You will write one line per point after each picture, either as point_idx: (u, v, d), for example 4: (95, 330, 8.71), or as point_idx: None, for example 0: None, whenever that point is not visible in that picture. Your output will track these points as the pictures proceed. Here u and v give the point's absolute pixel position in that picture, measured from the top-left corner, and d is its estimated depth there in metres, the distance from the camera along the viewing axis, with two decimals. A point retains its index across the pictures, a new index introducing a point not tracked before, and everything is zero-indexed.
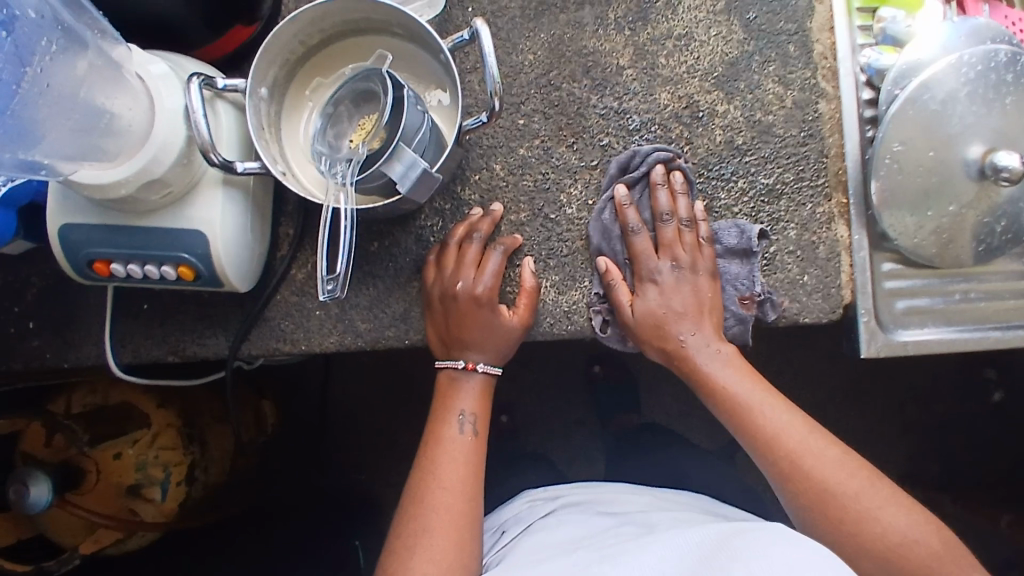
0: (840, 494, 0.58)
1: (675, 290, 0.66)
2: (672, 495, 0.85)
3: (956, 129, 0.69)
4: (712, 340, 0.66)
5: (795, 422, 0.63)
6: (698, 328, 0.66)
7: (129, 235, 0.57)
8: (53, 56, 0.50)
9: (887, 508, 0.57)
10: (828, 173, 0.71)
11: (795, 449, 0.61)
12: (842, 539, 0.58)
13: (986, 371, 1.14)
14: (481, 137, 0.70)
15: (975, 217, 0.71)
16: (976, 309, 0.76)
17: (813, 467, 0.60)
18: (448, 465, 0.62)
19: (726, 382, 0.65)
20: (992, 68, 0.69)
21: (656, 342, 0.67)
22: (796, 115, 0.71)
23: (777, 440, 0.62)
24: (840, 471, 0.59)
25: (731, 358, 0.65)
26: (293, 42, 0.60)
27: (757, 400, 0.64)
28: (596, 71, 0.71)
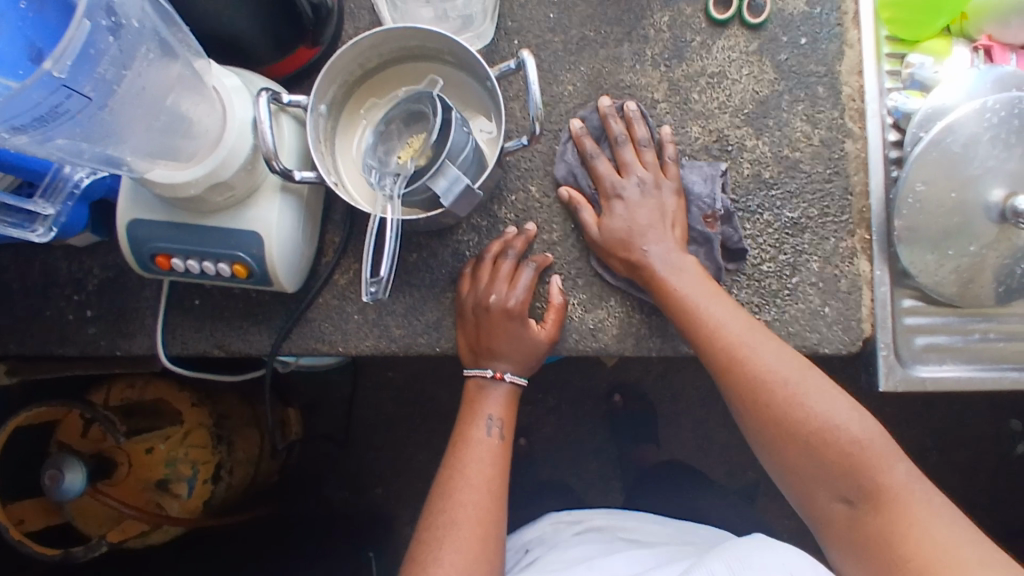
0: (774, 385, 0.62)
1: (637, 206, 0.70)
2: (693, 526, 0.86)
3: (978, 171, 0.71)
4: (666, 244, 0.68)
5: (734, 315, 0.65)
6: (662, 239, 0.68)
7: (190, 233, 0.62)
8: (149, 60, 0.52)
9: (821, 397, 0.61)
10: (852, 210, 0.73)
11: (732, 346, 0.64)
12: (776, 425, 0.61)
13: (1010, 423, 1.14)
14: (520, 160, 0.74)
15: (996, 258, 0.73)
16: (995, 349, 0.77)
17: (751, 358, 0.63)
18: (476, 465, 0.65)
19: (672, 280, 0.67)
20: (1016, 114, 0.72)
21: (617, 256, 0.69)
22: (823, 154, 0.74)
23: (716, 333, 0.64)
24: (780, 364, 0.63)
25: (688, 264, 0.68)
26: (353, 65, 0.65)
27: (700, 296, 0.66)
28: (632, 104, 0.75)
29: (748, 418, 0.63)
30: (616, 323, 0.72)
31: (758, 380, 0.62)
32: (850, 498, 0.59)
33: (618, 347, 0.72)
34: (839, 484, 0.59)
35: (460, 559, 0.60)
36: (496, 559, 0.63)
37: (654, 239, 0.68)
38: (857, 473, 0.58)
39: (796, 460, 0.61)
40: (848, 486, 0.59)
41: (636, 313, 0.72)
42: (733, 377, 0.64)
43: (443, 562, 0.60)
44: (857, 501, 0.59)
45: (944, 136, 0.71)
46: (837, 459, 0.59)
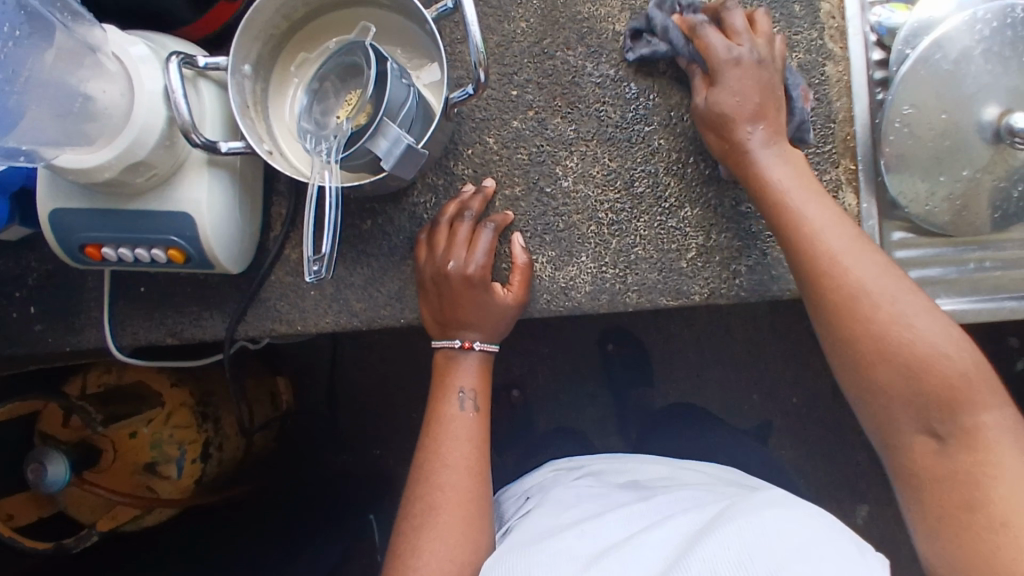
0: (875, 296, 0.55)
1: (748, 77, 0.60)
2: (697, 466, 0.79)
3: (970, 89, 0.66)
4: (776, 136, 0.60)
5: (838, 223, 0.58)
6: (765, 126, 0.60)
7: (117, 220, 0.57)
8: (17, 42, 0.50)
9: (920, 321, 0.54)
10: (835, 139, 0.68)
11: (832, 258, 0.57)
12: (869, 343, 0.54)
13: (1009, 340, 1.11)
14: (473, 111, 0.69)
15: (991, 182, 0.68)
16: (990, 279, 0.73)
17: (853, 268, 0.56)
18: (451, 444, 0.62)
19: (777, 178, 0.59)
20: (1009, 24, 0.66)
21: (721, 139, 0.62)
22: (804, 82, 0.68)
23: (818, 243, 0.57)
24: (879, 280, 0.56)
25: (792, 158, 0.60)
26: (276, 18, 0.59)
27: (803, 200, 0.59)
28: (592, 39, 0.69)
29: (832, 336, 0.57)
30: (589, 279, 0.68)
31: (844, 284, 0.56)
32: (940, 433, 0.52)
33: (591, 304, 0.68)
34: (932, 419, 0.52)
35: (441, 547, 0.57)
36: (485, 534, 0.60)
37: (765, 128, 0.60)
38: (954, 406, 0.52)
39: (887, 384, 0.54)
40: (941, 420, 0.52)
41: (605, 270, 0.68)
42: (815, 280, 0.57)
43: (427, 550, 0.57)
44: (946, 437, 0.52)
45: (932, 53, 0.65)
46: (935, 390, 0.52)
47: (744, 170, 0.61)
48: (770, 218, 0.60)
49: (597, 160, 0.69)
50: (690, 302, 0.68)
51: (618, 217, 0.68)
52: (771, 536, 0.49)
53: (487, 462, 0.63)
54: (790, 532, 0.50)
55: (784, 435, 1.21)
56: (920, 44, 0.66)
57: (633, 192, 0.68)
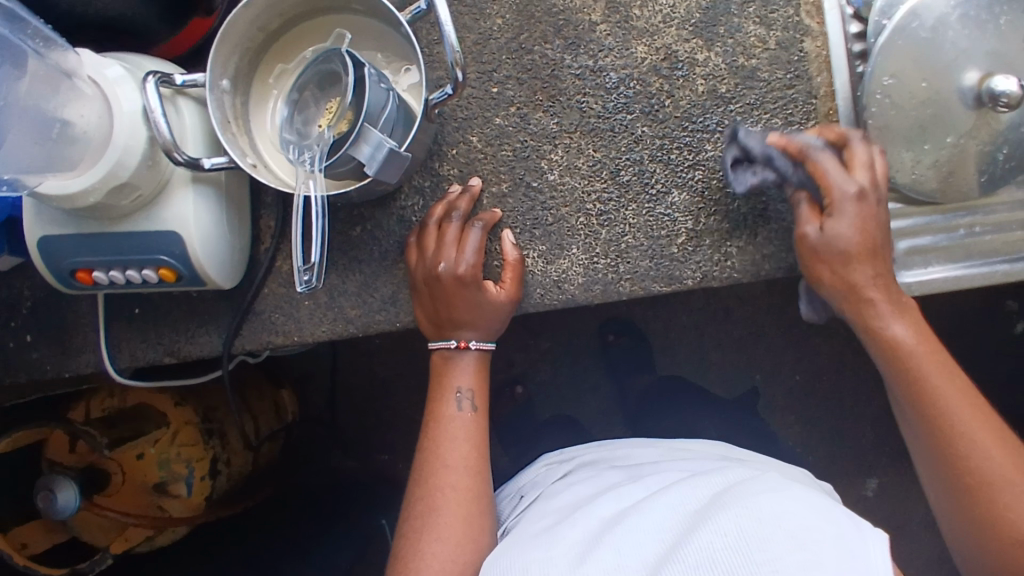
0: (988, 465, 0.57)
1: (862, 218, 0.61)
2: (683, 443, 0.79)
3: (948, 55, 0.66)
4: (895, 295, 0.62)
5: (962, 389, 0.60)
6: (886, 285, 0.62)
7: (106, 243, 0.57)
8: None
9: (1015, 485, 0.56)
10: (818, 115, 0.69)
11: (951, 410, 0.59)
12: (977, 497, 0.57)
13: (1008, 303, 1.11)
14: (455, 110, 0.68)
15: (975, 146, 0.68)
16: (982, 243, 0.73)
17: (967, 436, 0.58)
18: (450, 444, 0.63)
19: (898, 333, 0.61)
20: None
21: (831, 268, 0.62)
22: (781, 61, 0.69)
23: (940, 397, 0.59)
24: (994, 449, 0.58)
25: (911, 315, 0.62)
26: (251, 31, 0.59)
27: (929, 359, 0.60)
28: (568, 31, 0.69)
29: (941, 483, 0.59)
30: (581, 271, 0.68)
31: (962, 443, 0.58)
32: None
33: (585, 296, 0.68)
34: None
35: (442, 547, 0.57)
36: (487, 529, 0.60)
37: (880, 273, 0.62)
38: None
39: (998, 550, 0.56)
40: None
41: (599, 261, 0.68)
42: (933, 429, 0.60)
43: (428, 552, 0.57)
44: None
45: (909, 21, 0.65)
46: None
47: (869, 321, 0.62)
48: (889, 366, 0.62)
49: (582, 152, 0.69)
50: (684, 288, 0.69)
51: (607, 208, 0.68)
52: (769, 524, 0.49)
53: (486, 460, 0.64)
54: (786, 517, 0.50)
55: (789, 413, 1.22)
56: (896, 13, 0.66)
57: (620, 181, 0.68)
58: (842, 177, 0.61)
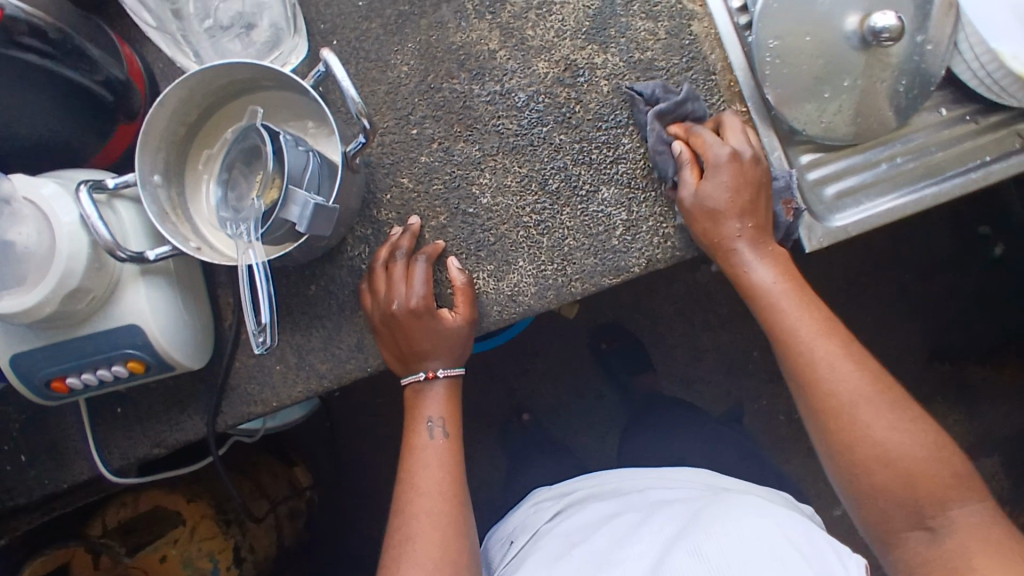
0: (855, 399, 0.61)
1: (734, 180, 0.65)
2: (672, 471, 0.80)
3: (826, 6, 0.69)
4: (761, 239, 0.67)
5: (823, 330, 0.64)
6: (751, 235, 0.66)
7: (72, 349, 0.60)
8: None
9: (878, 414, 0.60)
10: (720, 89, 0.72)
11: (811, 345, 0.63)
12: (850, 434, 0.60)
13: (981, 229, 1.17)
14: (381, 157, 0.72)
15: (876, 83, 0.70)
16: (907, 173, 0.74)
17: (833, 375, 0.62)
18: (425, 472, 0.64)
19: (764, 283, 0.66)
20: None
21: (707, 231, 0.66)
22: (674, 46, 0.72)
23: (796, 333, 0.64)
24: (861, 384, 0.61)
25: (777, 262, 0.67)
26: (173, 125, 0.63)
27: (789, 305, 0.65)
28: (471, 63, 0.73)
29: (809, 412, 0.63)
30: (531, 281, 0.70)
31: (833, 385, 0.62)
32: (933, 525, 0.57)
33: (540, 303, 0.70)
34: (923, 515, 0.58)
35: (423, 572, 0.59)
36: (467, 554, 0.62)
37: (748, 224, 0.66)
38: (938, 500, 0.57)
39: (873, 482, 0.59)
40: (932, 514, 0.57)
41: (547, 268, 0.70)
42: (805, 374, 0.63)
43: None
44: (936, 528, 0.57)
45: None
46: (922, 489, 0.58)
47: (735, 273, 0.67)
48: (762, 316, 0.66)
49: (508, 171, 0.72)
50: (634, 276, 0.71)
51: (544, 217, 0.71)
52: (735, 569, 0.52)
53: (463, 484, 0.65)
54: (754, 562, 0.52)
55: None
56: None
57: (550, 190, 0.71)
58: (715, 143, 0.67)
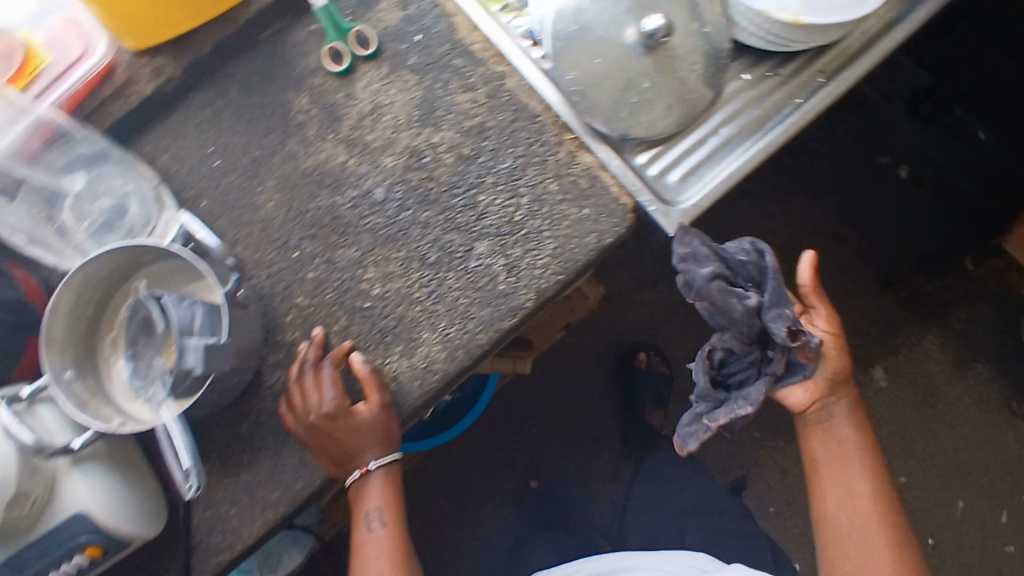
0: (858, 505, 0.83)
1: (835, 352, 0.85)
2: (672, 555, 0.94)
3: (603, 28, 0.75)
4: (835, 395, 0.85)
5: (858, 452, 0.84)
6: (834, 393, 0.85)
7: (28, 556, 0.63)
8: None
9: (861, 525, 0.82)
10: (547, 125, 0.80)
11: (833, 462, 0.85)
12: (840, 521, 0.83)
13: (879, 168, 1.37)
14: (272, 286, 0.77)
15: (675, 75, 0.77)
16: (736, 137, 0.81)
17: (849, 484, 0.83)
18: (372, 561, 0.75)
19: (825, 412, 0.85)
20: None
21: (823, 377, 0.83)
22: (497, 105, 0.80)
23: (835, 444, 0.85)
24: (857, 498, 0.83)
25: (842, 406, 0.85)
26: (73, 323, 0.69)
27: (841, 430, 0.85)
28: (327, 179, 0.79)
29: (822, 494, 0.85)
30: (439, 347, 0.74)
31: (849, 491, 0.83)
32: None
33: (454, 364, 0.74)
34: None
35: None
36: None
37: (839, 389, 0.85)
38: None
39: (836, 556, 0.83)
40: None
41: (450, 330, 0.75)
42: (831, 471, 0.85)
43: None
44: None
45: (561, 16, 0.76)
46: None
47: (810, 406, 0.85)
48: (813, 427, 0.86)
49: (389, 259, 0.76)
50: (531, 310, 0.75)
51: (432, 286, 0.76)
52: None
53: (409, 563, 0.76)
54: None
55: None
56: (548, 22, 0.76)
57: (430, 262, 0.76)
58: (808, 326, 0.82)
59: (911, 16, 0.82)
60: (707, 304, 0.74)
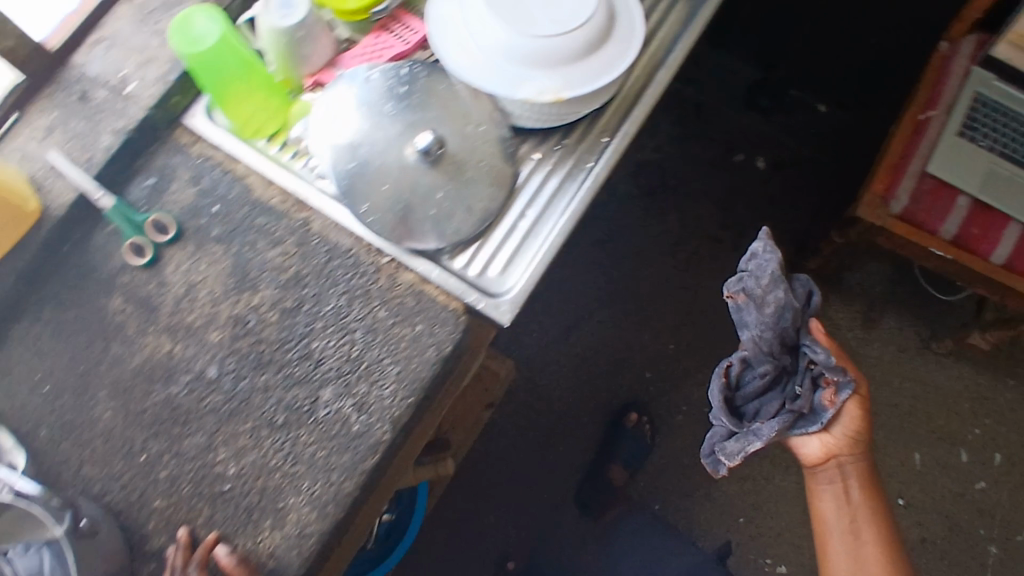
0: (855, 541, 0.97)
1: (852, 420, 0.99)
2: None
3: (382, 155, 0.78)
4: (843, 456, 1.01)
5: (858, 499, 1.00)
6: (845, 454, 1.01)
7: None
8: None
9: (860, 559, 0.96)
10: (360, 255, 0.80)
11: (835, 505, 1.01)
12: (838, 553, 0.98)
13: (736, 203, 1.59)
14: (126, 497, 0.75)
15: (465, 178, 0.80)
16: (544, 214, 0.84)
17: (847, 522, 0.99)
18: None
19: (831, 465, 1.02)
20: (368, 99, 0.79)
21: (833, 436, 1.00)
22: (309, 249, 0.81)
23: (838, 489, 1.01)
24: (855, 536, 0.97)
25: (850, 467, 1.01)
26: None
27: (846, 480, 1.01)
28: (158, 371, 0.79)
29: (827, 534, 1.00)
30: (309, 508, 0.73)
31: (846, 526, 0.99)
32: None
33: (326, 521, 0.72)
34: None
35: None
36: None
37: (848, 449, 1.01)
38: None
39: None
40: None
41: (314, 488, 0.73)
42: (834, 514, 1.00)
43: None
44: None
45: (339, 151, 0.78)
46: None
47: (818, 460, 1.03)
48: (817, 475, 1.04)
49: (238, 434, 0.76)
50: (390, 442, 0.74)
51: (287, 449, 0.74)
52: None
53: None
54: None
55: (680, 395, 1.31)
56: (330, 163, 0.78)
57: (279, 425, 0.75)
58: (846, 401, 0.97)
59: (664, 67, 0.90)
60: (756, 331, 0.88)
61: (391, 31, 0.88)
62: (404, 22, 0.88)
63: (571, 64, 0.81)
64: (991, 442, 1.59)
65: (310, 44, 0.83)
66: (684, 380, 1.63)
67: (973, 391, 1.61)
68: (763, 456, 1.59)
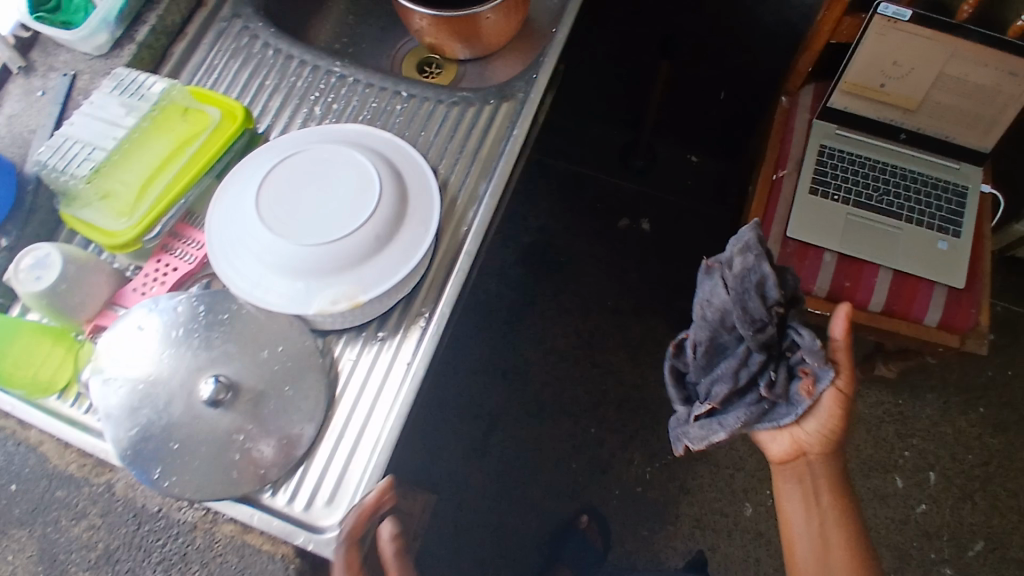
0: (822, 545, 0.93)
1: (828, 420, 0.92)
2: None
3: (169, 411, 0.71)
4: (812, 454, 0.96)
5: (829, 500, 0.95)
6: (813, 451, 0.96)
7: None
8: None
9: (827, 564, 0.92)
10: (171, 514, 0.74)
11: (801, 504, 0.96)
12: (804, 557, 0.94)
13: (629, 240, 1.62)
14: None
15: (267, 410, 0.74)
16: (369, 422, 0.78)
17: (811, 523, 0.95)
18: None
19: (801, 461, 0.97)
20: (143, 350, 0.73)
21: (801, 432, 0.95)
22: (115, 519, 0.74)
23: (805, 485, 0.97)
24: (823, 540, 0.93)
25: (819, 467, 0.97)
26: None
27: (816, 479, 0.96)
28: None
29: (793, 536, 0.96)
30: None
31: (812, 528, 0.94)
32: None
33: None
34: None
35: None
36: None
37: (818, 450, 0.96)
38: None
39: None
40: None
41: None
42: (802, 514, 0.96)
43: None
44: None
45: (118, 418, 0.71)
46: None
47: (786, 456, 0.98)
48: (786, 472, 0.99)
49: None
50: None
51: None
52: None
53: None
54: None
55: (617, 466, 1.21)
56: (113, 431, 0.71)
57: None
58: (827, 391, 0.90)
59: (473, 233, 0.85)
60: (707, 295, 0.91)
61: (172, 250, 0.83)
62: (187, 236, 0.84)
63: (378, 254, 0.77)
64: (924, 461, 1.57)
65: (80, 291, 0.77)
66: (609, 464, 1.60)
67: (894, 413, 1.60)
68: (703, 525, 1.56)
